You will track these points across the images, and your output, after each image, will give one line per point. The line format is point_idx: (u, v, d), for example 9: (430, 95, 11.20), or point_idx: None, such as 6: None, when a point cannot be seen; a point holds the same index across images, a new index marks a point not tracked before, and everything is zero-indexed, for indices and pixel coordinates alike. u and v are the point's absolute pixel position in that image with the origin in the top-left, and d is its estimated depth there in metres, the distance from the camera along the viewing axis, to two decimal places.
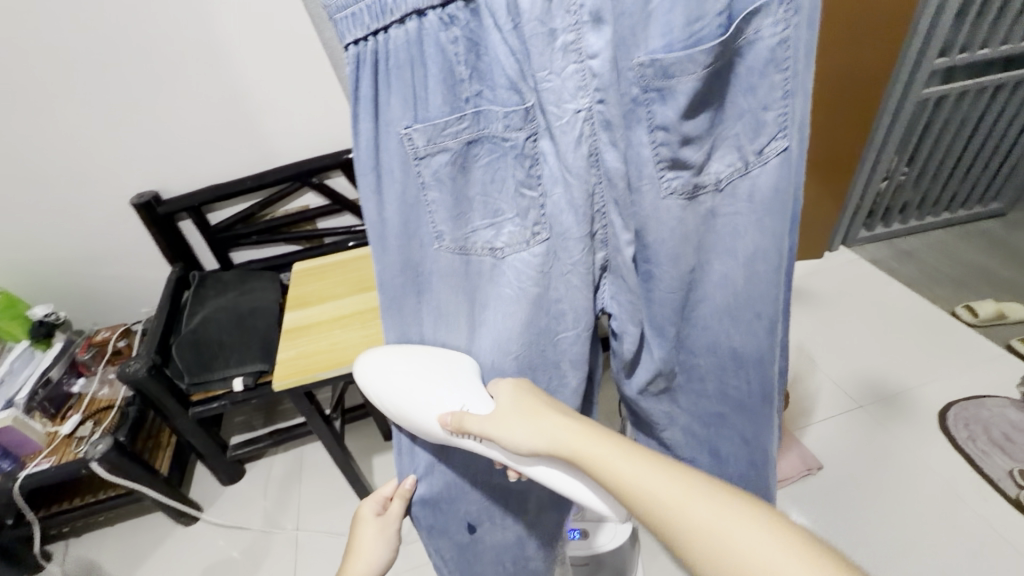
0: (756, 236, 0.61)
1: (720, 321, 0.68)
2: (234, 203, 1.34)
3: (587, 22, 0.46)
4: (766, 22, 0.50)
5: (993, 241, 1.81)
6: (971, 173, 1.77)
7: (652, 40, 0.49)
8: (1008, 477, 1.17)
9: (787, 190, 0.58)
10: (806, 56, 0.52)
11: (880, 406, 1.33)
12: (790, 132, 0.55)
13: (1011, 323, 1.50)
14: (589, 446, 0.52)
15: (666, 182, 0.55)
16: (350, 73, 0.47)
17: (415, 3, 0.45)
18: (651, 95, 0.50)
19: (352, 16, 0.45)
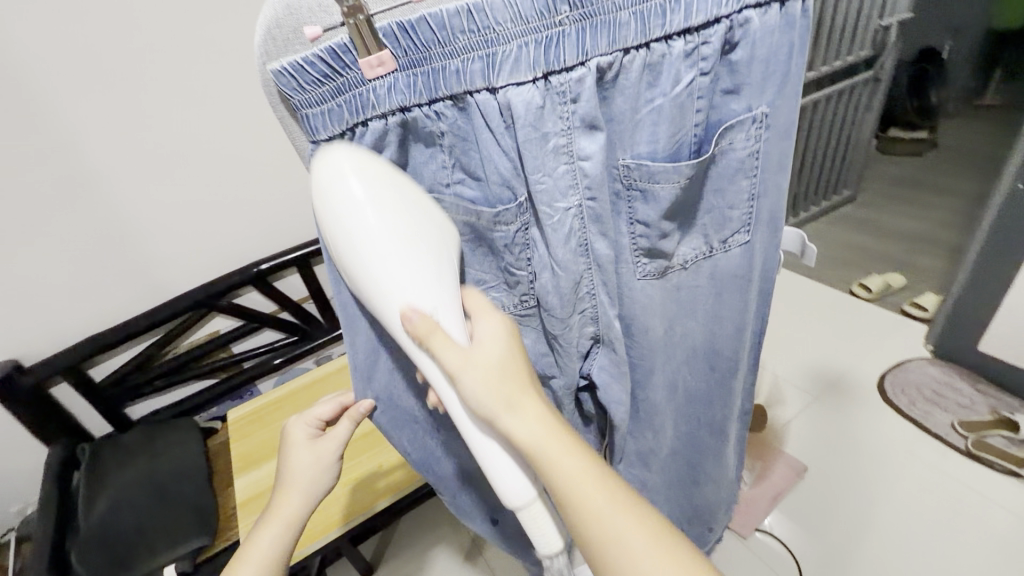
0: (724, 308, 0.59)
1: (699, 381, 0.66)
2: (125, 348, 1.11)
3: (580, 123, 0.42)
4: (740, 135, 0.47)
5: (857, 222, 2.07)
6: (824, 170, 2.04)
7: (638, 142, 0.45)
8: (952, 430, 1.28)
9: (747, 276, 0.57)
10: (772, 161, 0.50)
11: (831, 393, 1.42)
12: (752, 227, 0.53)
13: (898, 290, 1.71)
14: (550, 439, 0.44)
15: (641, 266, 0.51)
16: (316, 165, 0.41)
17: (399, 100, 0.39)
18: (634, 193, 0.47)
19: (327, 112, 0.39)
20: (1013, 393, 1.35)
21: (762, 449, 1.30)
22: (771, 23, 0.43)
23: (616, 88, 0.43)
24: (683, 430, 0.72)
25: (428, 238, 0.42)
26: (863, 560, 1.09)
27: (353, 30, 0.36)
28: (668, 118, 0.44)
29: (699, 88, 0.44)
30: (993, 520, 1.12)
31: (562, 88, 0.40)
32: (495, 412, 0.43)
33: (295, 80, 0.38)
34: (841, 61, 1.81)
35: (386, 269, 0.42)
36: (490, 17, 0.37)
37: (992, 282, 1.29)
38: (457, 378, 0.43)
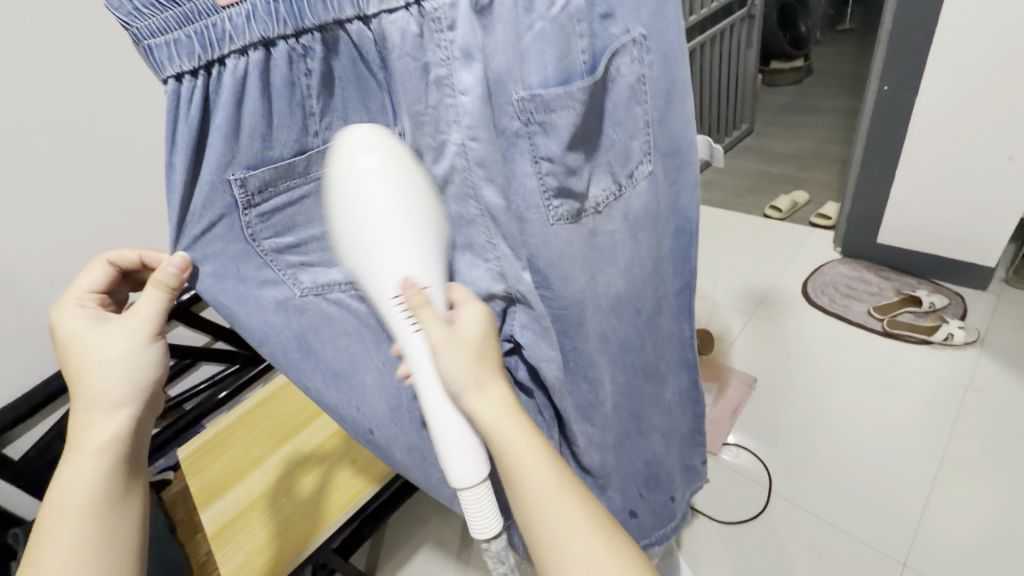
0: (640, 250, 0.61)
1: (640, 330, 0.68)
2: (42, 415, 0.99)
3: (458, 54, 0.42)
4: (624, 59, 0.50)
5: (757, 152, 2.21)
6: (721, 107, 2.16)
7: (528, 73, 0.45)
8: (870, 316, 1.43)
9: (655, 209, 0.60)
10: (660, 83, 0.53)
11: (765, 308, 1.53)
12: (654, 156, 0.56)
13: (803, 205, 1.86)
14: (511, 424, 0.47)
15: (553, 209, 0.51)
16: (167, 108, 0.41)
17: (260, 31, 0.39)
18: (534, 128, 0.47)
19: (173, 44, 0.39)
20: (910, 274, 1.52)
21: (715, 371, 1.37)
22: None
23: (495, 14, 0.43)
24: (620, 385, 0.70)
25: (416, 217, 0.45)
26: (819, 447, 1.20)
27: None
28: (552, 43, 0.45)
29: (577, 13, 0.46)
30: (916, 385, 1.27)
31: (436, 14, 0.41)
32: (466, 391, 0.46)
33: (131, 4, 0.38)
34: (717, 2, 1.91)
35: (365, 229, 0.44)
36: None
37: (882, 179, 1.43)
38: (437, 350, 0.45)
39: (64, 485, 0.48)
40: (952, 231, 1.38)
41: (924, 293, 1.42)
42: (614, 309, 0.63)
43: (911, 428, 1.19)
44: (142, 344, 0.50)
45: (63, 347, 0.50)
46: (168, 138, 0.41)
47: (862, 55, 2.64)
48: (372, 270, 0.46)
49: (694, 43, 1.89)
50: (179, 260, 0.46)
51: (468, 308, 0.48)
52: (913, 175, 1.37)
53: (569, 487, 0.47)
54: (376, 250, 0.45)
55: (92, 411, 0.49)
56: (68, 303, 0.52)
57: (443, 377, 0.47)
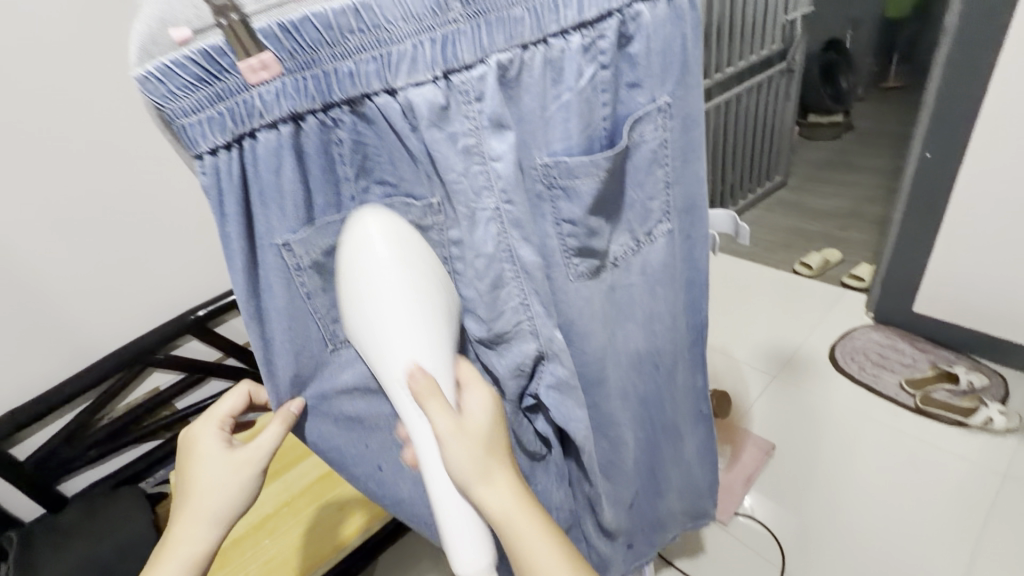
0: (657, 302, 0.60)
1: (650, 386, 0.65)
2: (52, 417, 1.00)
3: (488, 122, 0.41)
4: (649, 126, 0.48)
5: (790, 206, 2.16)
6: (754, 158, 2.13)
7: (552, 139, 0.45)
8: (901, 389, 1.35)
9: (672, 262, 0.58)
10: (687, 147, 0.52)
11: (788, 369, 1.46)
12: (671, 213, 0.55)
13: (836, 264, 1.80)
14: (520, 515, 0.45)
15: (573, 267, 0.51)
16: (203, 183, 0.37)
17: (290, 107, 0.37)
18: (557, 193, 0.46)
19: (205, 122, 0.35)
20: (948, 348, 1.44)
21: (732, 433, 1.31)
22: (661, 15, 0.45)
23: (522, 85, 0.42)
24: (638, 441, 0.70)
25: (428, 293, 0.43)
26: (836, 526, 1.12)
27: (228, 30, 0.32)
28: (577, 112, 0.44)
29: (603, 82, 0.45)
30: (950, 471, 1.18)
31: (463, 86, 0.39)
32: (474, 481, 0.44)
33: (164, 86, 0.33)
34: (756, 55, 1.91)
35: (381, 329, 0.43)
36: (380, 16, 0.36)
37: (920, 246, 1.37)
38: (443, 442, 0.43)
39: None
40: (996, 306, 1.31)
41: (962, 370, 1.34)
42: (633, 364, 0.63)
43: (941, 518, 1.10)
44: (257, 475, 0.52)
45: (190, 455, 0.53)
46: (216, 210, 0.39)
47: (906, 115, 2.59)
48: (377, 351, 0.44)
49: (731, 94, 1.88)
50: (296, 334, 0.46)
51: (478, 399, 0.46)
52: (955, 244, 1.31)
53: (564, 548, 0.46)
54: (382, 340, 0.43)
55: (196, 524, 0.50)
56: (207, 420, 0.55)
57: (451, 473, 0.44)
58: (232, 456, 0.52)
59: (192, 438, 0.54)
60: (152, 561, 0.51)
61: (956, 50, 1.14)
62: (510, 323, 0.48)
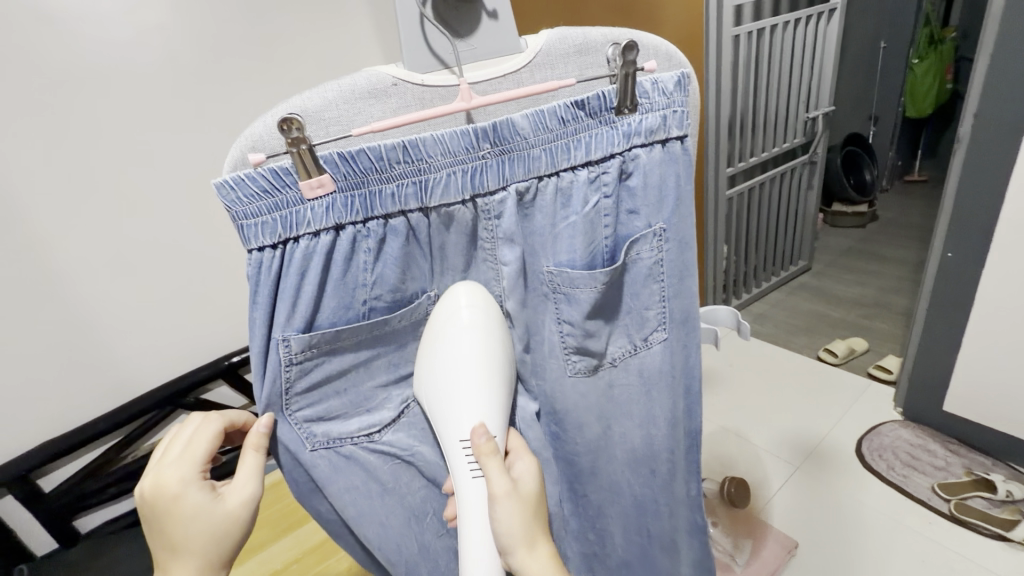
0: (655, 405, 0.59)
1: (641, 488, 0.63)
2: (80, 452, 1.03)
3: (501, 237, 0.47)
4: (645, 247, 0.53)
5: (813, 291, 2.17)
6: (776, 243, 2.17)
7: (559, 251, 0.50)
8: (933, 493, 1.28)
9: (674, 370, 0.59)
10: (685, 266, 0.56)
11: (811, 461, 1.41)
12: (670, 324, 0.57)
13: (861, 354, 1.77)
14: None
15: (572, 364, 0.54)
16: (250, 272, 0.42)
17: (335, 219, 0.41)
18: (559, 296, 0.51)
19: (261, 224, 0.40)
20: (982, 451, 1.38)
21: (751, 526, 1.26)
22: (657, 158, 0.51)
23: (535, 206, 0.48)
24: (630, 546, 0.66)
25: (487, 375, 0.45)
26: None
27: (296, 156, 0.39)
28: (582, 232, 0.49)
29: (605, 209, 0.50)
30: None
31: (486, 207, 0.46)
32: (517, 547, 0.44)
33: (236, 192, 0.39)
34: (779, 147, 2.00)
35: (451, 390, 0.45)
36: (423, 151, 0.42)
37: (948, 343, 1.35)
38: (497, 502, 0.43)
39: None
40: None
41: (999, 478, 1.27)
42: (628, 464, 0.62)
43: None
44: (255, 509, 0.51)
45: (169, 515, 0.47)
46: (251, 297, 0.42)
47: (930, 208, 2.62)
48: (448, 417, 0.46)
49: (754, 181, 1.95)
50: (267, 419, 0.46)
51: (525, 467, 0.48)
52: (984, 344, 1.29)
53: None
54: (457, 411, 0.45)
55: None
56: (171, 476, 0.48)
57: (496, 536, 0.44)
58: (224, 505, 0.49)
59: (159, 500, 0.47)
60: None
61: (974, 156, 1.19)
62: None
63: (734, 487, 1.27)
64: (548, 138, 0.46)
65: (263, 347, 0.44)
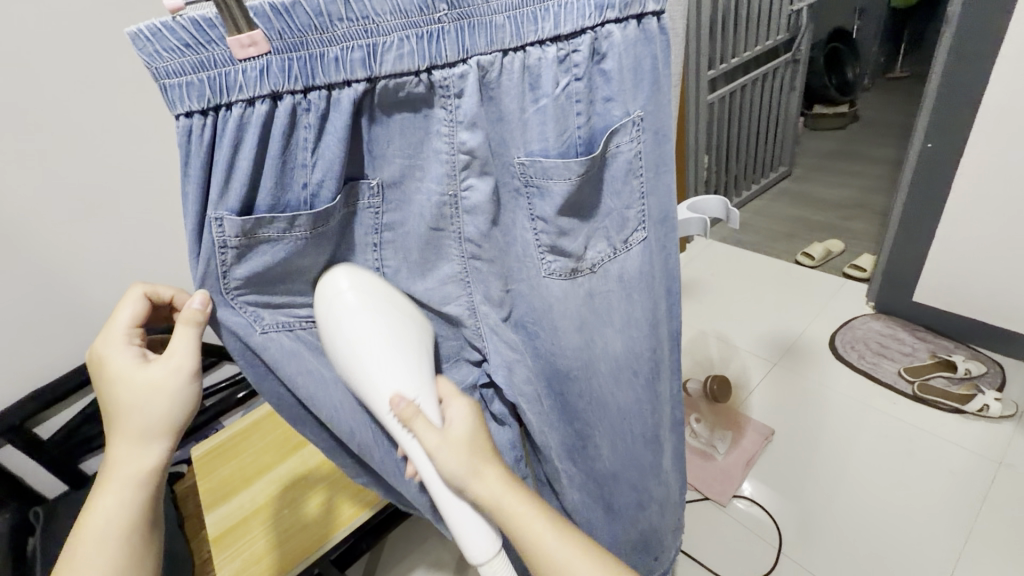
0: (636, 308, 0.58)
1: (628, 390, 0.64)
2: (74, 400, 1.00)
3: (464, 122, 0.44)
4: (624, 137, 0.49)
5: (792, 196, 2.17)
6: (758, 149, 2.14)
7: (530, 140, 0.47)
8: (899, 376, 1.37)
9: (651, 271, 0.57)
10: (659, 160, 0.52)
11: (787, 357, 1.49)
12: (648, 223, 0.55)
13: (838, 255, 1.81)
14: (485, 436, 0.50)
15: (547, 265, 0.53)
16: (182, 144, 0.40)
17: (271, 85, 0.39)
18: (531, 190, 0.49)
19: (185, 86, 0.38)
20: (946, 337, 1.46)
21: (731, 419, 1.34)
22: (632, 37, 0.46)
23: (501, 88, 0.45)
24: (617, 449, 0.68)
25: (396, 248, 0.47)
26: (837, 511, 1.14)
27: (220, 4, 0.35)
28: (553, 117, 0.46)
29: (576, 93, 0.46)
30: (945, 455, 1.20)
31: (445, 82, 0.42)
32: (444, 409, 0.49)
33: (153, 46, 0.37)
34: (762, 45, 1.91)
35: (352, 260, 0.46)
36: (369, 8, 0.38)
37: (923, 235, 1.38)
38: (416, 375, 0.47)
39: (95, 519, 0.49)
40: (998, 298, 1.32)
41: (960, 358, 1.37)
42: (613, 372, 0.62)
43: (939, 500, 1.13)
44: (183, 383, 0.49)
45: (103, 376, 0.50)
46: (181, 168, 0.41)
47: (911, 105, 2.59)
48: (357, 297, 0.46)
49: (736, 84, 1.88)
50: (201, 297, 0.46)
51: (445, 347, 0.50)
52: (955, 234, 1.32)
53: (547, 497, 0.51)
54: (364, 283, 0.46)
55: (132, 442, 0.49)
56: (111, 337, 0.51)
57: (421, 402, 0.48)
58: (148, 371, 0.49)
59: (101, 359, 0.51)
60: (94, 488, 0.50)
61: (960, 38, 1.15)
62: (456, 310, 0.53)
63: (715, 384, 1.36)
64: (513, 4, 0.42)
65: (197, 225, 0.42)
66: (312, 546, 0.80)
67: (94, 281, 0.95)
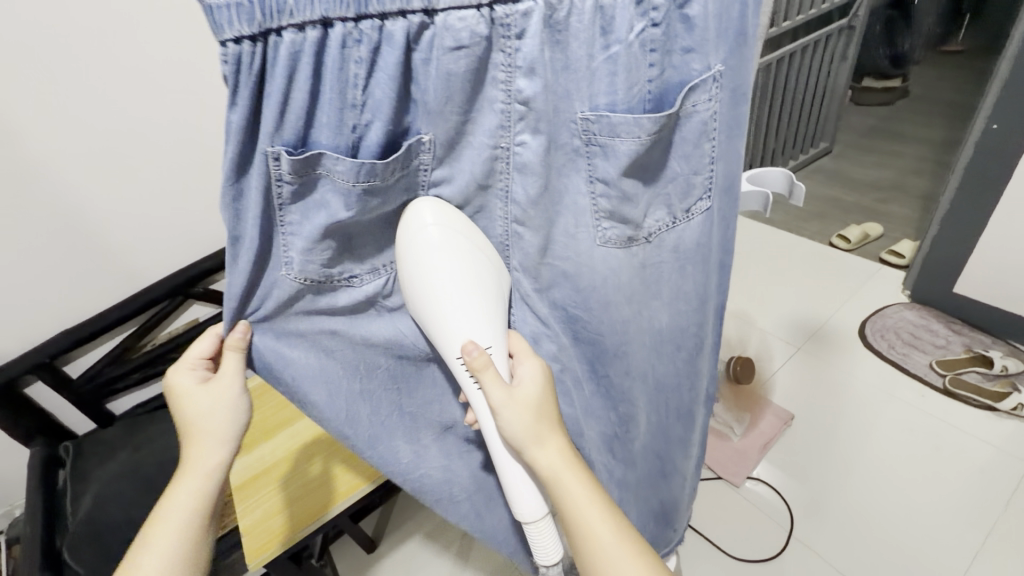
0: (687, 282, 0.56)
1: (666, 367, 0.62)
2: (100, 342, 1.02)
3: (523, 65, 0.41)
4: (701, 95, 0.45)
5: (832, 175, 2.07)
6: (799, 123, 2.02)
7: (596, 92, 0.43)
8: (931, 368, 1.33)
9: (707, 243, 0.55)
10: (735, 123, 0.49)
11: (813, 342, 1.44)
12: (714, 192, 0.52)
13: (875, 239, 1.73)
14: (568, 471, 0.49)
15: (602, 232, 0.50)
16: (225, 73, 0.35)
17: (322, 10, 0.35)
18: (593, 149, 0.45)
19: (234, 6, 0.33)
20: (984, 331, 1.40)
21: (750, 401, 1.32)
22: None
23: (570, 30, 0.41)
24: (651, 424, 0.66)
25: (478, 283, 0.46)
26: (854, 500, 1.13)
27: None
28: (624, 67, 0.42)
29: (651, 41, 0.43)
30: (969, 452, 1.17)
31: (507, 20, 0.39)
32: (526, 441, 0.48)
33: None
34: (816, 9, 1.78)
35: (444, 290, 0.45)
36: None
37: (972, 224, 1.31)
38: (498, 412, 0.47)
39: (166, 519, 0.51)
40: None
41: (998, 354, 1.31)
42: (654, 348, 0.60)
43: (957, 493, 1.11)
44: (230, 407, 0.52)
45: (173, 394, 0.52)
46: (227, 96, 0.36)
47: (969, 83, 2.42)
48: (448, 324, 0.46)
49: (784, 51, 1.76)
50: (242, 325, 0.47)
51: (530, 380, 0.49)
52: (1010, 223, 1.24)
53: (628, 533, 0.51)
54: (450, 315, 0.46)
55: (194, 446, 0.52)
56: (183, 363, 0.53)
57: (509, 437, 0.49)
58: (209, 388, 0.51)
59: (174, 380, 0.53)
60: (168, 485, 0.52)
61: None
62: None
63: (738, 365, 1.30)
64: None
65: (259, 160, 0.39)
66: (343, 496, 0.83)
67: (118, 224, 0.95)
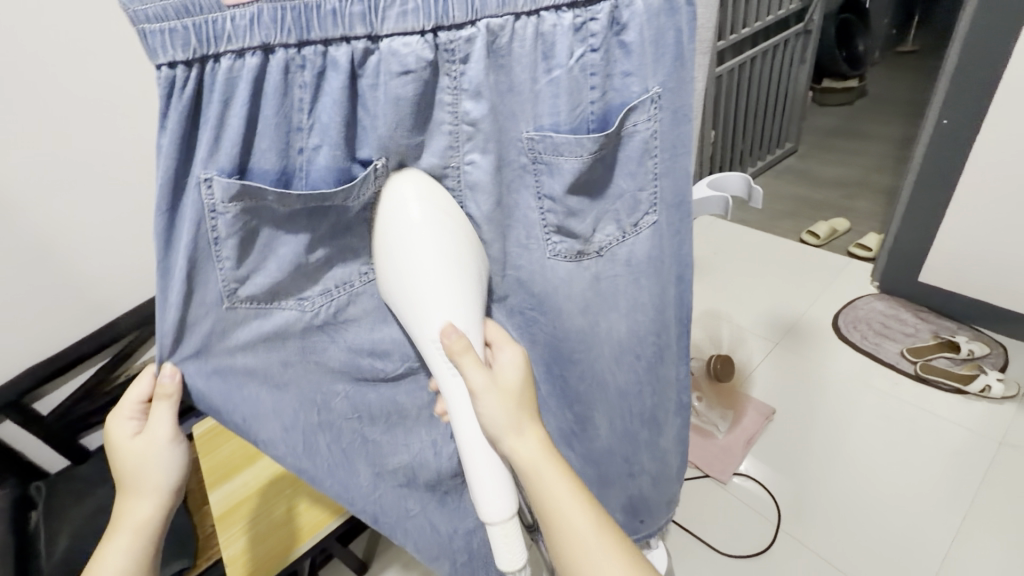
0: (641, 293, 0.56)
1: (629, 375, 0.62)
2: (71, 375, 0.98)
3: (467, 88, 0.42)
4: (640, 115, 0.47)
5: (799, 173, 2.13)
6: (764, 125, 2.09)
7: (541, 114, 0.45)
8: (902, 356, 1.37)
9: (661, 255, 0.55)
10: (677, 141, 0.50)
11: (788, 337, 1.48)
12: (659, 207, 0.53)
13: (843, 234, 1.79)
14: (552, 466, 0.48)
15: (551, 245, 0.52)
16: (161, 100, 0.36)
17: (262, 37, 0.36)
18: (539, 166, 0.47)
19: (168, 32, 0.34)
20: (950, 318, 1.45)
21: (731, 398, 1.34)
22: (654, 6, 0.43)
23: (512, 55, 0.42)
24: (617, 431, 0.66)
25: (455, 257, 0.44)
26: (841, 494, 1.14)
27: None
28: (566, 89, 0.44)
29: (590, 65, 0.44)
30: (943, 435, 1.21)
31: (450, 45, 0.40)
32: (504, 430, 0.46)
33: None
34: (773, 15, 1.85)
35: (415, 268, 0.43)
36: None
37: (930, 216, 1.36)
38: (477, 395, 0.45)
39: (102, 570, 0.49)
40: (1008, 279, 1.31)
41: (964, 339, 1.36)
42: (612, 354, 0.59)
43: (936, 479, 1.14)
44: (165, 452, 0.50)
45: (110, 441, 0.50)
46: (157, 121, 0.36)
47: (922, 81, 2.52)
48: (421, 305, 0.44)
49: (745, 56, 1.82)
50: (168, 370, 0.44)
51: (512, 367, 0.49)
52: (965, 212, 1.30)
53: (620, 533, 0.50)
54: (429, 291, 0.43)
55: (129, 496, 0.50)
56: (121, 407, 0.50)
57: (483, 425, 0.46)
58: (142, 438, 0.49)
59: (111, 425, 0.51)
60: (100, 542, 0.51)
61: (984, 9, 1.11)
62: None
63: (719, 363, 1.34)
64: None
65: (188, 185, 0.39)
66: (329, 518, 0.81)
67: (84, 254, 0.93)
